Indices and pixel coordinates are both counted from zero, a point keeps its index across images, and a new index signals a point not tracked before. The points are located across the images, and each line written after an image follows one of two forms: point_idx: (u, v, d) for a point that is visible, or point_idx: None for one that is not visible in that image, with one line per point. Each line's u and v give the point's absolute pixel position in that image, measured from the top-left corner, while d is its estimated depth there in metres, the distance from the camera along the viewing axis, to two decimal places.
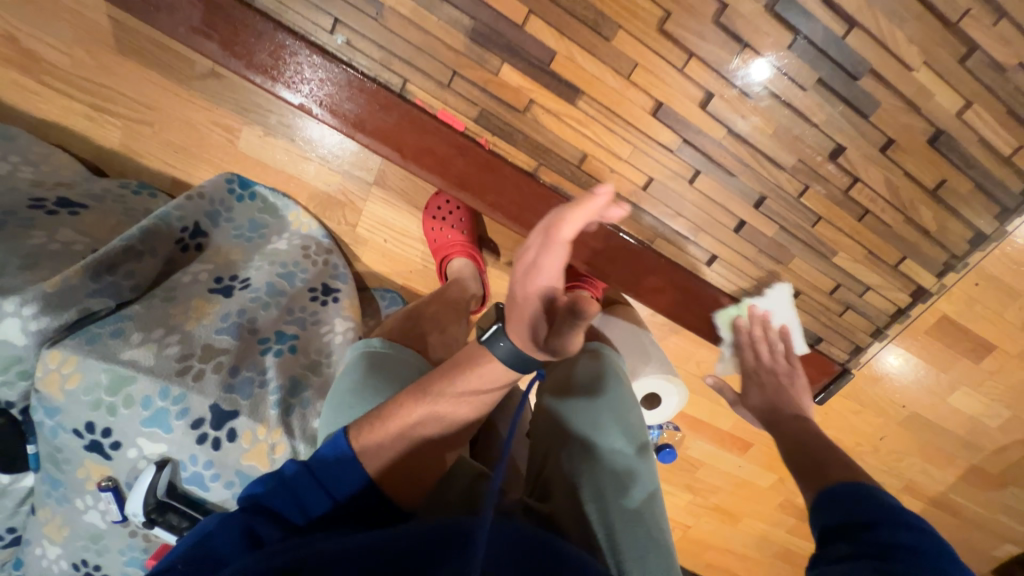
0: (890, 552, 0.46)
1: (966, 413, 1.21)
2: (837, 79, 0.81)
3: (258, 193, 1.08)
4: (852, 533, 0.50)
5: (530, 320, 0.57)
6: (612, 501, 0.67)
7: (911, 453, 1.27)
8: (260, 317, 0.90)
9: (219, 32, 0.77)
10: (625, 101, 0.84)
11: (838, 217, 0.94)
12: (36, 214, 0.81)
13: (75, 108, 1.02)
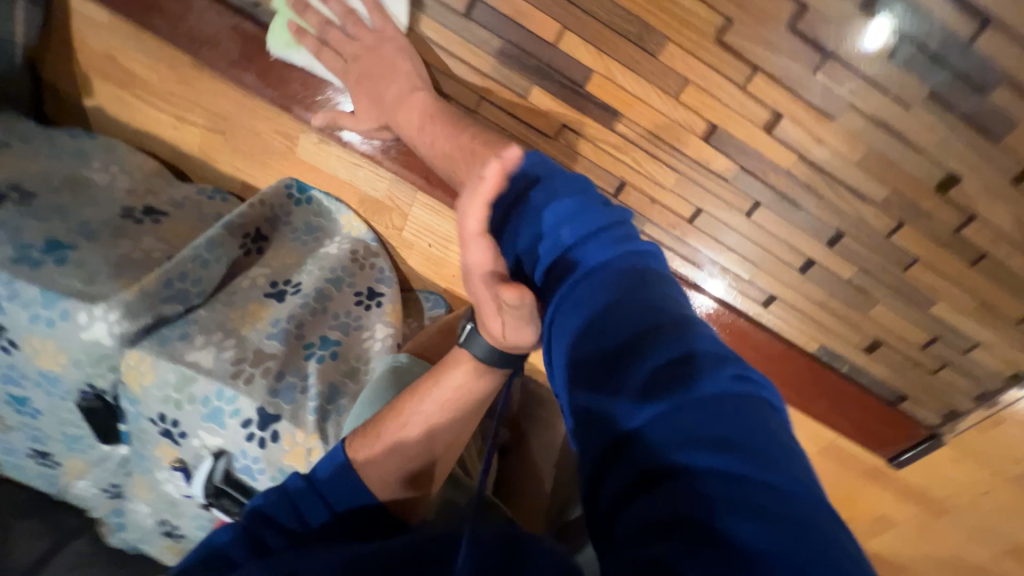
0: (621, 329, 0.47)
1: None
2: (952, 89, 0.75)
3: (314, 197, 1.13)
4: (589, 315, 0.50)
5: (485, 315, 0.60)
6: None
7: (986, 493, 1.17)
8: (307, 322, 0.96)
9: (256, 65, 0.90)
10: (670, 122, 0.84)
11: (944, 261, 0.89)
12: (126, 224, 0.92)
13: (163, 118, 1.12)
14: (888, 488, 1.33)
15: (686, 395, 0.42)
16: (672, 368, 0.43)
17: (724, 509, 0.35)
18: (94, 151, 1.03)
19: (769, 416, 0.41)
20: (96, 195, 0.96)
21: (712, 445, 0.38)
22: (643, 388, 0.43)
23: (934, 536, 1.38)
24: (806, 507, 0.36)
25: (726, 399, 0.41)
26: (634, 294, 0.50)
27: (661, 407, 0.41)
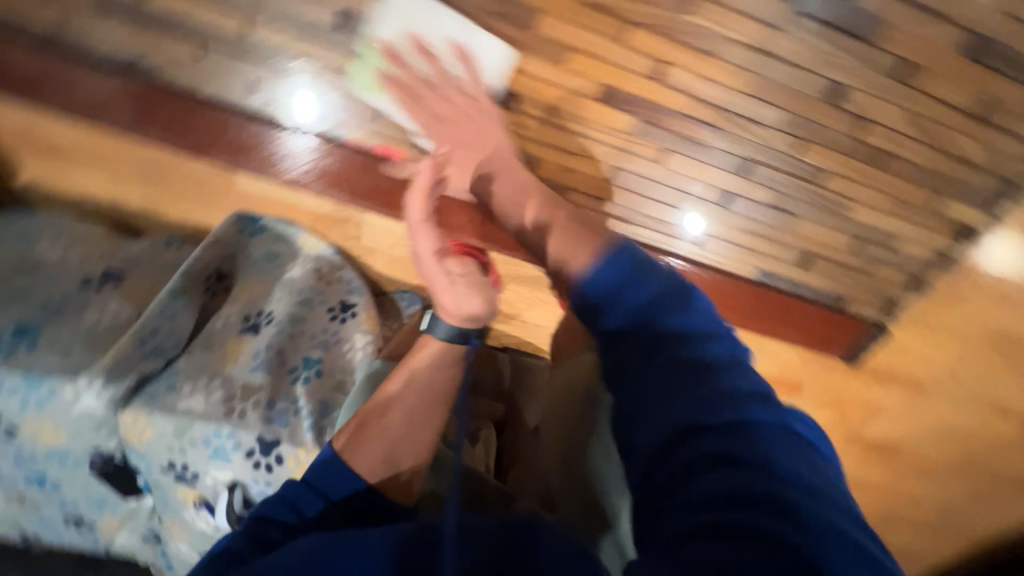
0: (686, 366, 0.66)
1: (991, 309, 1.25)
2: (829, 9, 0.82)
3: (267, 225, 1.14)
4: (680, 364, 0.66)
5: (436, 290, 0.81)
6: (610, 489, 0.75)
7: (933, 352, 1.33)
8: (286, 348, 1.00)
9: (153, 117, 0.93)
10: (568, 92, 0.90)
11: (848, 166, 0.99)
12: (87, 294, 0.95)
13: (96, 179, 1.11)
14: (868, 377, 1.42)
15: (740, 413, 0.61)
16: (731, 400, 0.62)
17: (767, 484, 0.54)
18: (38, 228, 1.04)
19: (791, 429, 0.62)
20: (52, 272, 0.97)
21: (760, 450, 0.57)
22: (711, 408, 0.61)
23: (914, 410, 1.49)
24: (828, 488, 0.57)
25: (768, 423, 0.61)
26: (697, 343, 0.68)
27: (724, 421, 0.60)
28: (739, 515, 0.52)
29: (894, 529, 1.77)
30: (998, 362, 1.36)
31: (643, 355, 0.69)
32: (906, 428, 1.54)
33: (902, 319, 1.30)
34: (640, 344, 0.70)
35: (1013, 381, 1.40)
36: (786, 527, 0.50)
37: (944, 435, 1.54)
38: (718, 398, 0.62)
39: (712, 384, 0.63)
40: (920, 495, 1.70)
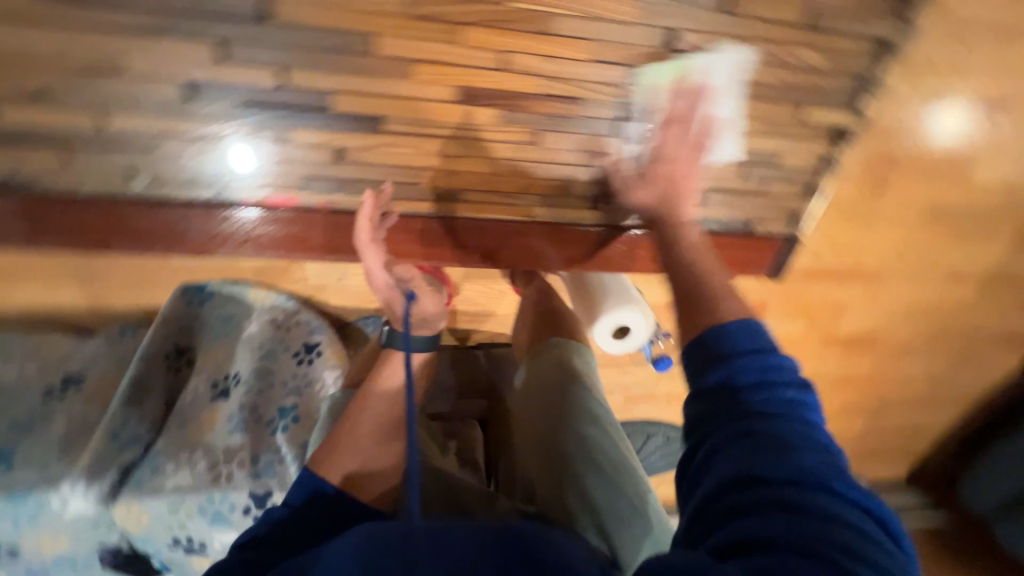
0: (802, 439, 0.57)
1: (913, 183, 1.31)
2: None
3: (213, 289, 1.15)
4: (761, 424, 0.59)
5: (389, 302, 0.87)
6: (591, 475, 0.68)
7: (875, 237, 1.40)
8: (259, 403, 1.03)
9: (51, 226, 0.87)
10: (419, 102, 0.83)
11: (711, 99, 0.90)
12: (51, 406, 0.97)
13: (31, 292, 1.11)
14: (826, 278, 1.47)
15: (840, 499, 0.54)
16: (832, 477, 0.55)
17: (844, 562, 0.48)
18: None
19: (898, 553, 0.52)
20: (13, 393, 0.99)
21: (854, 534, 0.50)
22: (808, 472, 0.55)
23: (877, 297, 1.55)
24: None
25: (868, 522, 0.53)
26: (814, 430, 0.60)
27: (825, 505, 0.52)
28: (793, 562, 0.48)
29: (891, 411, 1.86)
30: (937, 233, 1.42)
31: (762, 423, 0.59)
32: (875, 316, 1.60)
33: (840, 217, 1.34)
34: (764, 414, 0.60)
35: (957, 247, 1.46)
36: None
37: (910, 312, 1.61)
38: (818, 469, 0.55)
39: (814, 465, 0.55)
40: (908, 374, 1.78)
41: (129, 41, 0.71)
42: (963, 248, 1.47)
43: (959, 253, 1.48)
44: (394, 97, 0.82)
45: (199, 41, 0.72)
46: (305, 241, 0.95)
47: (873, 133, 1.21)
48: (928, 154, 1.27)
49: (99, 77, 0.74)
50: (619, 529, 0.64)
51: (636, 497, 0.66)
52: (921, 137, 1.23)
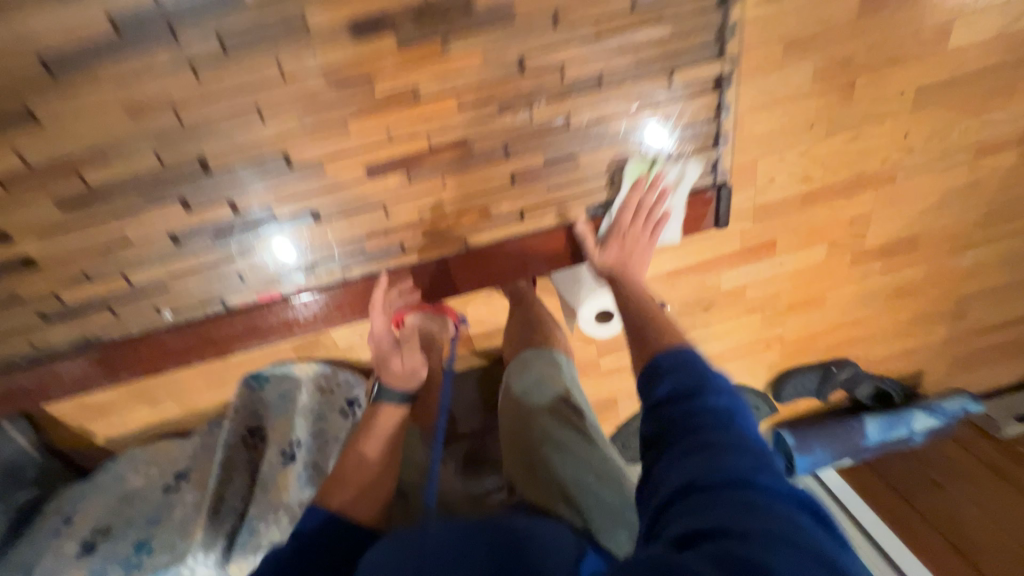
0: (746, 442, 0.52)
1: (898, 69, 1.18)
2: None
3: (267, 373, 1.36)
4: (705, 427, 0.54)
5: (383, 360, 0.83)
6: (556, 457, 0.76)
7: (874, 136, 1.28)
8: (319, 459, 1.23)
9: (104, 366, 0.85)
10: None
11: None
12: (171, 497, 1.23)
13: (141, 412, 1.39)
14: (829, 197, 1.36)
15: (788, 500, 0.48)
16: (772, 477, 0.50)
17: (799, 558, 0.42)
18: (124, 467, 1.33)
19: (852, 558, 0.46)
20: (144, 494, 1.26)
21: (805, 531, 0.45)
22: (752, 472, 0.49)
23: (897, 197, 1.40)
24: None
25: (813, 520, 0.47)
26: (756, 435, 0.55)
27: (772, 502, 0.47)
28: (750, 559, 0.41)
29: (973, 313, 1.62)
30: (939, 112, 1.27)
31: (701, 431, 0.53)
32: (905, 217, 1.44)
33: (817, 134, 1.25)
34: (704, 421, 0.54)
35: (970, 118, 1.29)
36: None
37: (947, 201, 1.42)
38: (760, 467, 0.50)
39: (759, 467, 0.50)
40: (977, 266, 1.54)
41: (84, 221, 0.72)
42: (981, 116, 1.29)
43: (979, 122, 1.30)
44: (343, 188, 0.75)
45: (163, 200, 0.72)
46: (299, 325, 0.88)
47: (824, 41, 1.12)
48: (897, 37, 1.14)
49: (111, 253, 0.75)
50: (587, 500, 0.71)
51: (598, 470, 0.75)
52: (894, 18, 1.10)
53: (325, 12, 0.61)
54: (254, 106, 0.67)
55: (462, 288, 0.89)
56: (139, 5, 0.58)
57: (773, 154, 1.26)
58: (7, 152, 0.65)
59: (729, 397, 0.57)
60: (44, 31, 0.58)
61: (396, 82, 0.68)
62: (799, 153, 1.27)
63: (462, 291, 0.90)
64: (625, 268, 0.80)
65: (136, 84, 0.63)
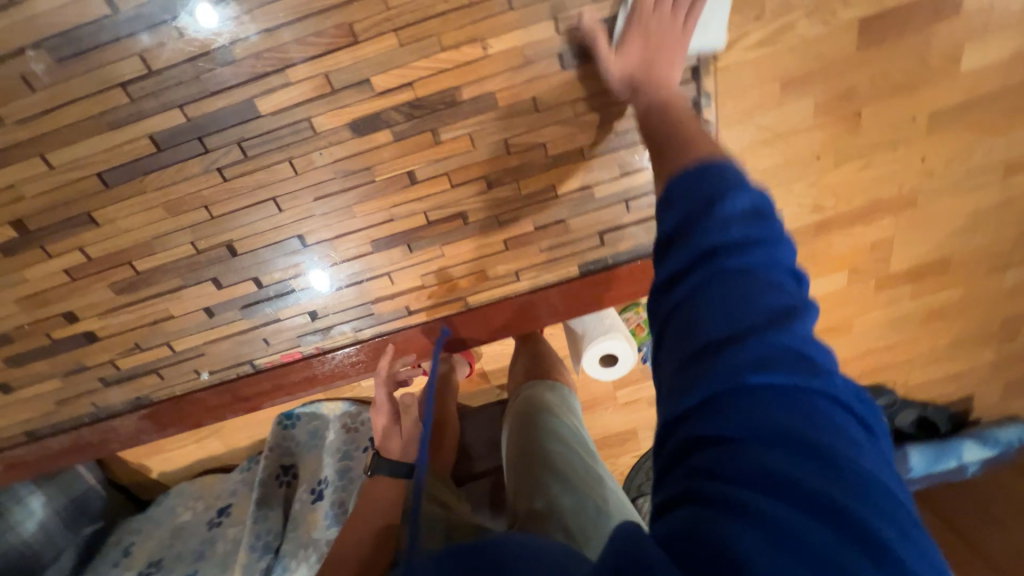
0: (756, 321, 0.39)
1: (940, 92, 1.04)
2: None
3: (299, 412, 1.44)
4: (703, 295, 0.41)
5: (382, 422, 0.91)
6: (554, 483, 0.76)
7: (902, 167, 1.13)
8: (343, 498, 1.28)
9: (154, 421, 0.96)
10: None
11: None
12: (215, 532, 1.35)
13: (185, 453, 1.50)
14: (847, 224, 1.21)
15: (805, 400, 0.37)
16: (788, 373, 0.38)
17: (792, 507, 0.34)
18: (174, 502, 1.45)
19: (871, 447, 0.38)
20: (192, 527, 1.38)
21: (809, 454, 0.35)
22: (751, 375, 0.38)
23: (923, 222, 1.21)
24: (908, 528, 0.34)
25: (836, 420, 0.37)
26: (779, 291, 0.40)
27: (776, 410, 0.37)
28: (719, 525, 0.34)
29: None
30: (962, 133, 1.10)
31: (692, 321, 0.41)
32: (930, 242, 1.24)
33: (825, 164, 1.12)
34: (697, 298, 0.41)
35: (999, 136, 1.11)
36: (790, 551, 0.32)
37: (981, 219, 1.22)
38: (770, 368, 0.38)
39: (766, 361, 0.38)
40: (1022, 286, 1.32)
41: (135, 301, 0.83)
42: (1012, 134, 1.11)
43: (1014, 138, 1.12)
44: (352, 260, 0.83)
45: (199, 280, 0.82)
46: (319, 381, 0.95)
47: (824, 73, 1.00)
48: (930, 56, 1.00)
49: (156, 326, 0.86)
50: (586, 528, 0.69)
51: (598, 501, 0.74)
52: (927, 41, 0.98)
53: (328, 116, 0.70)
54: (272, 198, 0.76)
55: (470, 344, 0.95)
56: (175, 125, 0.68)
57: (779, 186, 1.14)
58: (73, 248, 0.77)
59: (746, 238, 0.41)
60: (101, 152, 0.69)
61: (393, 169, 0.75)
62: (808, 185, 1.15)
63: (470, 346, 0.96)
64: (644, 74, 0.63)
65: (173, 187, 0.73)
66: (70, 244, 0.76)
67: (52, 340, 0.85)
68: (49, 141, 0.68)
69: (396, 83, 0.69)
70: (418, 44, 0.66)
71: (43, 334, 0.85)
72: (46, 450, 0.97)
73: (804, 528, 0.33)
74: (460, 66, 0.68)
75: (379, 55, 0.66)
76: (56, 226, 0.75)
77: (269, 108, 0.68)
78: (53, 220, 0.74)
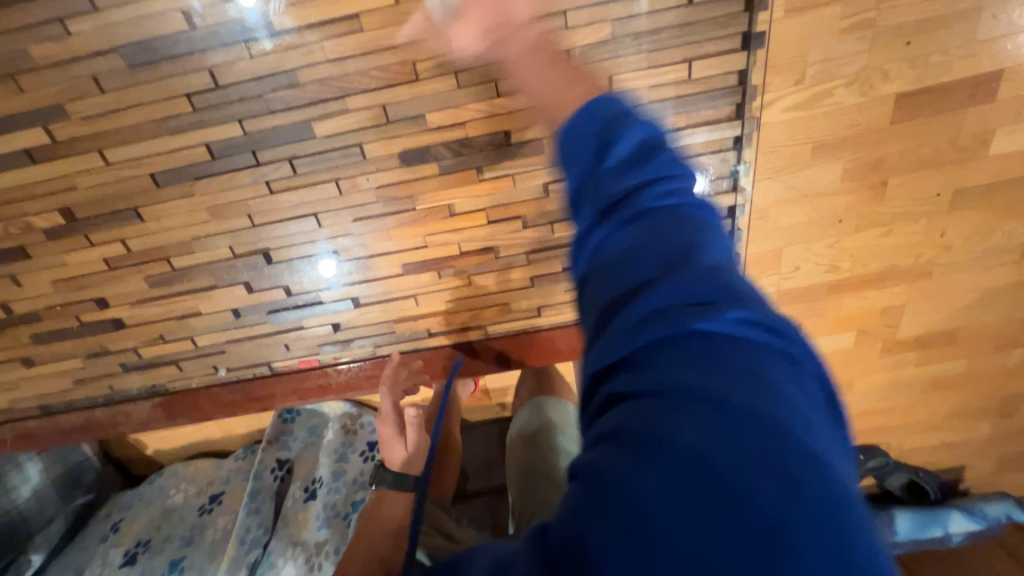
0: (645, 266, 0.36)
1: (974, 173, 1.03)
2: None
3: (301, 409, 1.46)
4: (603, 251, 0.39)
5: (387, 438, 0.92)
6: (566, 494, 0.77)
7: (924, 239, 1.11)
8: (337, 501, 1.29)
9: (166, 411, 0.98)
10: None
11: None
12: (204, 518, 1.36)
13: (179, 438, 1.49)
14: (859, 287, 1.17)
15: (709, 342, 0.32)
16: (693, 315, 0.33)
17: (665, 475, 0.28)
18: (165, 483, 1.46)
19: (805, 396, 0.32)
20: (182, 511, 1.40)
21: (700, 413, 0.29)
22: (654, 328, 0.33)
23: (935, 293, 1.19)
24: (830, 491, 0.28)
25: (751, 365, 0.31)
26: (672, 235, 0.37)
27: (673, 356, 0.32)
28: (589, 508, 0.30)
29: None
30: (982, 213, 1.08)
31: (595, 281, 0.39)
32: (938, 313, 1.22)
33: (846, 228, 1.09)
34: (597, 258, 0.40)
35: (1017, 220, 1.09)
36: (665, 513, 0.27)
37: (992, 299, 1.20)
38: (659, 317, 0.34)
39: (665, 303, 0.34)
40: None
41: (167, 296, 0.85)
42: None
43: None
44: (382, 279, 0.85)
45: (230, 282, 0.84)
46: (331, 390, 0.97)
47: (855, 142, 0.99)
48: (967, 135, 0.99)
49: (184, 320, 0.88)
50: None
51: None
52: (966, 123, 0.97)
53: (379, 144, 0.72)
54: (313, 213, 0.78)
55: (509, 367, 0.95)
56: (232, 137, 0.71)
57: (798, 244, 1.10)
58: (115, 240, 0.79)
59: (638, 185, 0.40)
60: (156, 154, 0.72)
61: (434, 201, 0.78)
62: (826, 246, 1.11)
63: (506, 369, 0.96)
64: None
65: (220, 193, 0.75)
66: (112, 235, 0.78)
67: (79, 322, 0.87)
68: (108, 138, 0.70)
69: (449, 122, 0.71)
70: (475, 88, 0.68)
71: (72, 317, 0.87)
72: (58, 426, 0.99)
73: (688, 487, 0.28)
74: (513, 112, 0.70)
75: (437, 93, 0.68)
76: (103, 217, 0.77)
77: (324, 131, 0.71)
78: (99, 212, 0.76)
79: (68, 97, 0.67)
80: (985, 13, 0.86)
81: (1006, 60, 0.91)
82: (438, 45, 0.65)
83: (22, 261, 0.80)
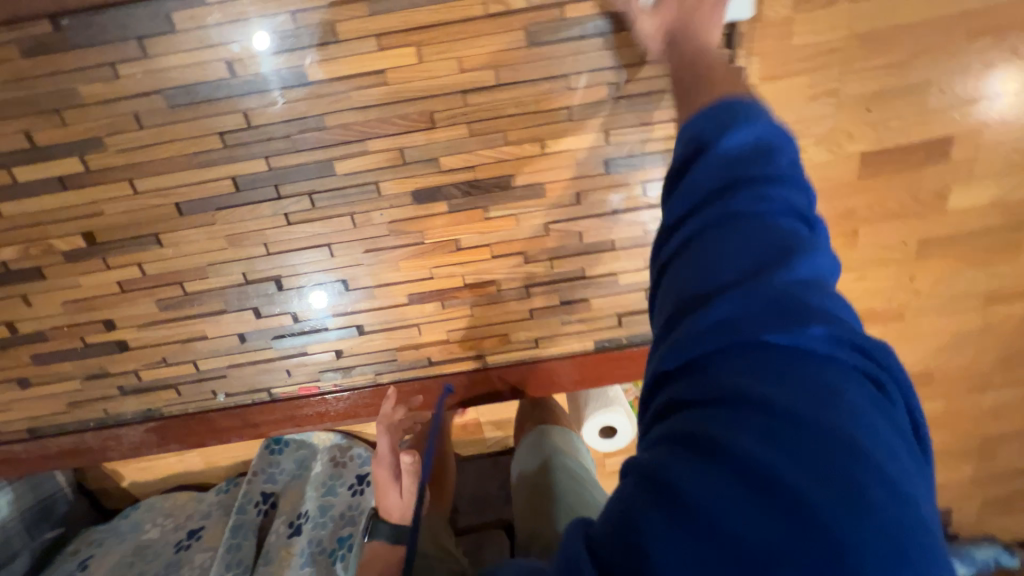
0: (735, 272, 0.41)
1: (936, 223, 1.13)
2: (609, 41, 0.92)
3: (289, 438, 1.41)
4: (689, 257, 0.45)
5: (383, 485, 0.89)
6: (551, 509, 0.82)
7: (894, 283, 1.19)
8: (324, 536, 1.26)
9: (159, 435, 0.97)
10: None
11: None
12: (182, 555, 1.31)
13: (158, 469, 1.44)
14: None
15: (778, 354, 0.38)
16: (767, 329, 0.39)
17: (736, 472, 0.34)
18: (140, 517, 1.40)
19: (869, 409, 0.37)
20: (158, 547, 1.34)
21: (779, 422, 0.35)
22: (743, 337, 0.39)
23: (904, 334, 1.26)
24: (880, 490, 0.33)
25: (816, 377, 0.37)
26: (768, 244, 0.42)
27: (745, 366, 0.38)
28: (660, 486, 0.36)
29: (1003, 455, 1.41)
30: (946, 261, 1.17)
31: (680, 282, 0.44)
32: (915, 354, 1.28)
33: None
34: (687, 259, 0.45)
35: (979, 268, 1.18)
36: (723, 502, 0.34)
37: (961, 341, 1.27)
38: (746, 325, 0.39)
39: (751, 313, 0.39)
40: (1000, 408, 1.35)
41: (175, 319, 0.87)
42: (993, 267, 1.18)
43: (992, 272, 1.18)
44: (388, 308, 0.89)
45: (241, 306, 0.87)
46: (330, 417, 0.99)
47: (828, 193, 1.08)
48: (926, 191, 1.09)
49: (189, 344, 0.90)
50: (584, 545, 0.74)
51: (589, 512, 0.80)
52: (923, 180, 1.08)
53: (395, 182, 0.78)
54: (327, 243, 0.82)
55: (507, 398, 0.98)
56: (257, 171, 0.76)
57: None
58: (132, 263, 0.82)
59: (736, 199, 0.44)
60: (184, 185, 0.76)
61: (442, 235, 0.83)
62: None
63: (504, 400, 0.99)
64: (682, 29, 0.63)
65: (240, 222, 0.80)
66: (131, 258, 0.82)
67: (84, 344, 0.88)
68: (140, 169, 0.75)
69: (460, 165, 0.77)
70: (485, 135, 0.75)
71: (78, 337, 0.88)
72: (45, 451, 0.98)
73: (743, 478, 0.34)
74: (519, 158, 0.77)
75: (451, 139, 0.75)
76: (122, 241, 0.80)
77: (344, 169, 0.77)
78: (121, 237, 0.80)
79: (107, 130, 0.72)
80: (935, 86, 0.98)
81: (956, 127, 1.03)
82: (455, 98, 0.72)
83: (37, 281, 0.82)
